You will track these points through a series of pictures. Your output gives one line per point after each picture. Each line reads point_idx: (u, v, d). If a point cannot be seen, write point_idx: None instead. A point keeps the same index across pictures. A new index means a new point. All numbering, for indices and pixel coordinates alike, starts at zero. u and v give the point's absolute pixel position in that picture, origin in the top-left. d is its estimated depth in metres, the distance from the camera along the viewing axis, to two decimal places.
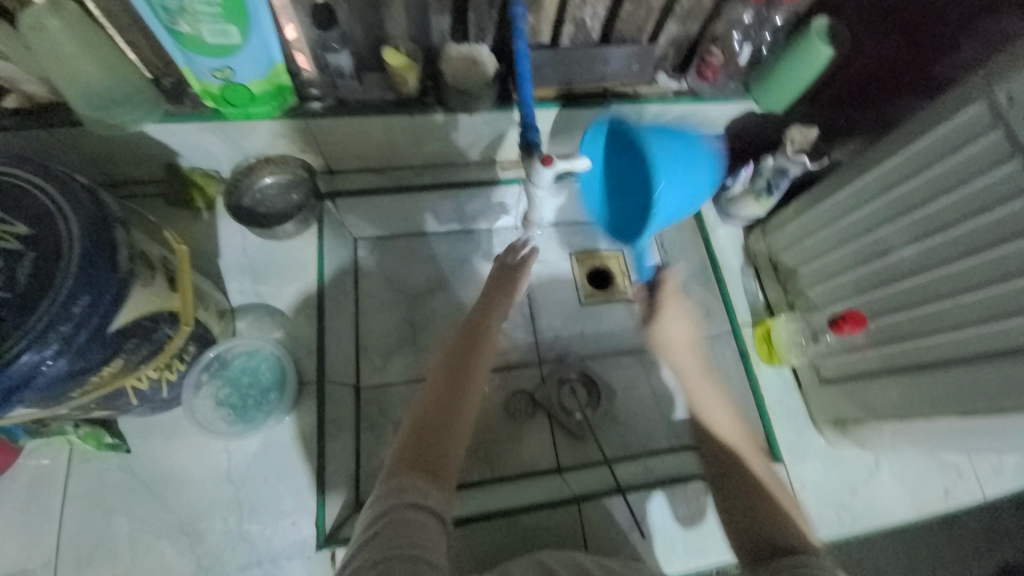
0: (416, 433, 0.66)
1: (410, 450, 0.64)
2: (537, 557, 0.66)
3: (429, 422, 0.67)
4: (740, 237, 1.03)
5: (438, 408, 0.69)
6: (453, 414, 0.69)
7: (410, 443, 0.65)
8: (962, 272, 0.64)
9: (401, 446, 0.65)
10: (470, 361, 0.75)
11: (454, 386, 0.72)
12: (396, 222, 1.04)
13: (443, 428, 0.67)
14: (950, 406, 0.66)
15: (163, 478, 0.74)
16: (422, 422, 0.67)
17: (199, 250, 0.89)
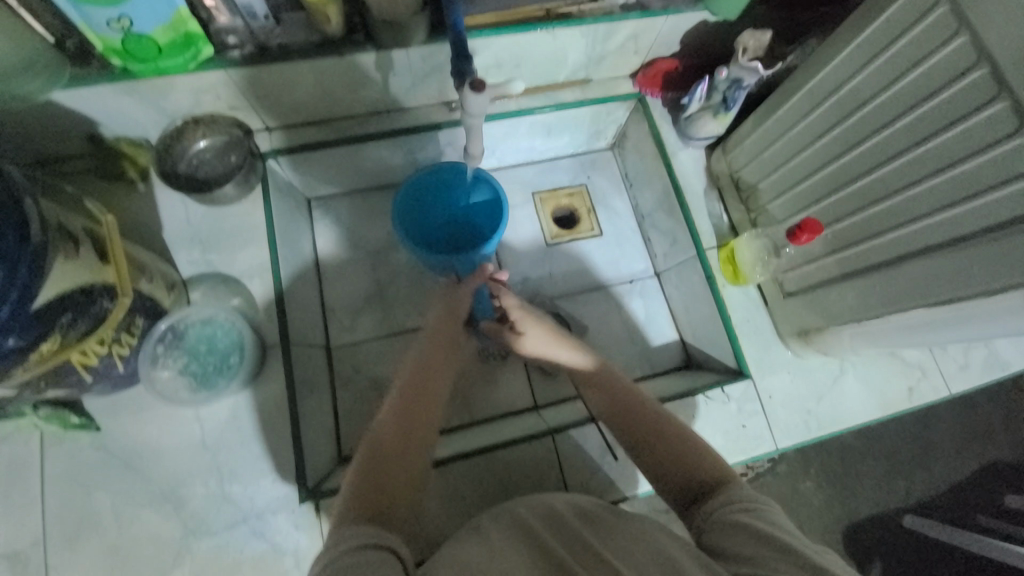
0: (375, 465, 0.57)
1: (367, 489, 0.54)
2: (510, 508, 0.58)
3: (389, 448, 0.59)
4: (702, 158, 1.00)
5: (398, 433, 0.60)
6: (417, 440, 0.60)
7: (369, 477, 0.56)
8: (914, 163, 0.63)
9: (356, 485, 0.55)
10: (430, 381, 0.66)
11: (416, 404, 0.63)
12: (348, 176, 1.01)
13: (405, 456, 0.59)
14: (911, 300, 0.66)
15: (138, 451, 0.75)
16: (381, 451, 0.58)
17: (141, 224, 0.85)
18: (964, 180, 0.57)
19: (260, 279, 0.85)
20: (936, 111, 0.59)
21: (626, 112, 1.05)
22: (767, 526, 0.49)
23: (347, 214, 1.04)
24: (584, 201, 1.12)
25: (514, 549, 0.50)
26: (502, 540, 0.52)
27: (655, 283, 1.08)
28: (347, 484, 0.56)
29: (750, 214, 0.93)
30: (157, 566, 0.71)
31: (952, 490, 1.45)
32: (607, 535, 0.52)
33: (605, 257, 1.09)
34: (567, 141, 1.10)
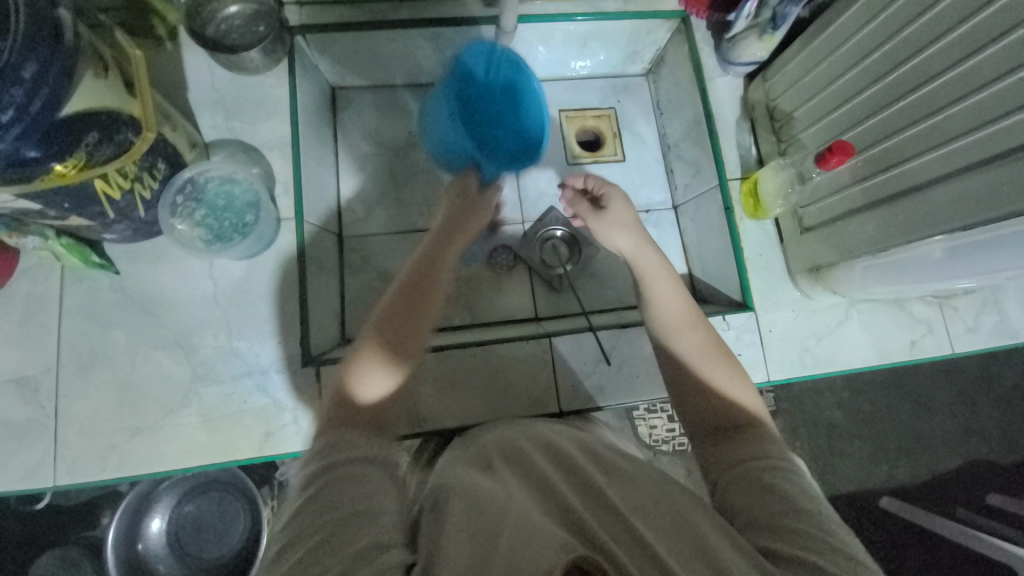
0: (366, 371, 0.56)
1: (354, 394, 0.55)
2: (533, 433, 0.59)
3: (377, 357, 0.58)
4: (739, 87, 0.97)
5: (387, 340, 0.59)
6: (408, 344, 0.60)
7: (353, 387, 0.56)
8: (954, 81, 0.61)
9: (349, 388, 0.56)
10: (426, 293, 0.64)
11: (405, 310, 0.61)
12: (374, 68, 0.99)
13: (386, 357, 0.58)
14: (929, 228, 0.64)
15: (153, 298, 0.78)
16: (374, 353, 0.58)
17: (167, 84, 0.85)
18: (1005, 95, 0.55)
19: (279, 152, 0.86)
20: (990, 20, 0.56)
21: (667, 34, 1.01)
22: (793, 493, 0.48)
23: (370, 109, 1.03)
24: (611, 124, 1.09)
25: (524, 479, 0.49)
26: (509, 474, 0.50)
27: (672, 216, 1.07)
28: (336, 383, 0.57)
29: (781, 145, 0.91)
30: (165, 403, 0.76)
31: (933, 481, 1.46)
32: (620, 477, 0.50)
33: (625, 184, 1.07)
34: (602, 59, 1.07)
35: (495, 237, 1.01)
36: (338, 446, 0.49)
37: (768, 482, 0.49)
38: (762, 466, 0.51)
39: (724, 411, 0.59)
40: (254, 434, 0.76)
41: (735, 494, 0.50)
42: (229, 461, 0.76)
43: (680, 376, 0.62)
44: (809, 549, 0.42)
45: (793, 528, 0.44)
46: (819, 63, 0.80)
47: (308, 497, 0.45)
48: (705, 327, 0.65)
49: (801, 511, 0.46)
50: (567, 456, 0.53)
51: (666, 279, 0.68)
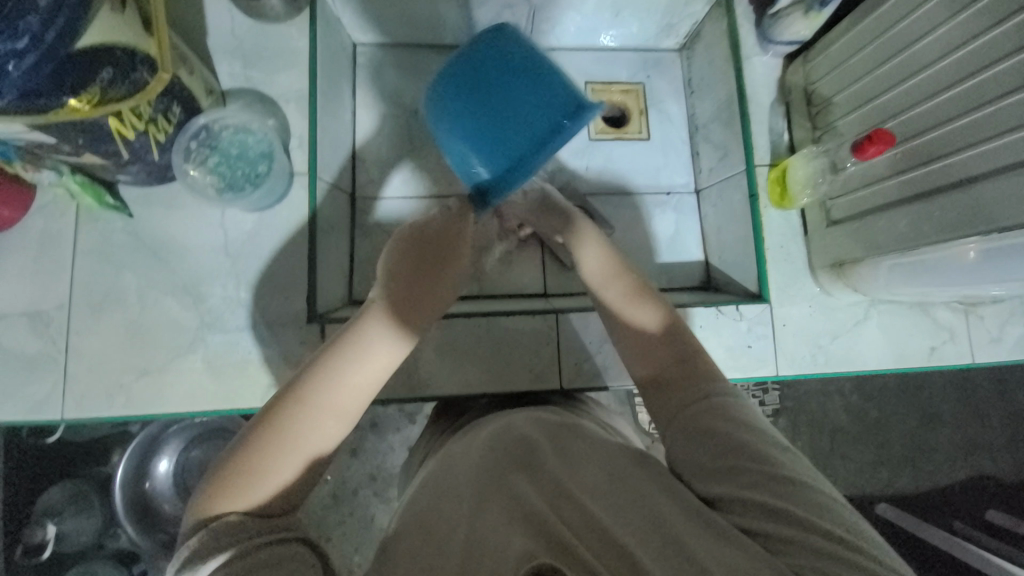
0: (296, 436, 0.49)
1: (274, 467, 0.47)
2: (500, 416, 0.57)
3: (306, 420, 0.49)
4: (777, 68, 0.92)
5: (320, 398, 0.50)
6: (350, 409, 0.52)
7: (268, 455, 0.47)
8: (1010, 70, 0.56)
9: (264, 463, 0.47)
10: (404, 320, 0.58)
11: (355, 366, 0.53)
12: (397, 25, 0.96)
13: (319, 426, 0.50)
14: (963, 230, 0.60)
15: (164, 243, 0.79)
16: (306, 415, 0.49)
17: (186, 27, 0.83)
18: None
19: (296, 105, 0.84)
20: None
21: (706, 7, 0.96)
22: (751, 438, 0.47)
23: (390, 68, 1.00)
24: (638, 100, 1.05)
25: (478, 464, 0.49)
26: (458, 460, 0.52)
27: (692, 201, 1.03)
28: (244, 449, 0.48)
29: (816, 132, 0.87)
30: (172, 348, 0.77)
31: (934, 492, 1.44)
32: (576, 468, 0.47)
33: (647, 164, 1.04)
34: (635, 30, 1.02)
35: None
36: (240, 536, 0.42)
37: (708, 424, 0.49)
38: (710, 414, 0.50)
39: (656, 356, 0.58)
40: (256, 385, 0.77)
41: (686, 450, 0.49)
42: (231, 409, 0.77)
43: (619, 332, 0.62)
44: (760, 488, 0.43)
45: (741, 467, 0.45)
46: (865, 45, 0.75)
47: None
48: (631, 273, 0.65)
49: (743, 445, 0.46)
50: (504, 430, 0.53)
51: (587, 243, 0.68)
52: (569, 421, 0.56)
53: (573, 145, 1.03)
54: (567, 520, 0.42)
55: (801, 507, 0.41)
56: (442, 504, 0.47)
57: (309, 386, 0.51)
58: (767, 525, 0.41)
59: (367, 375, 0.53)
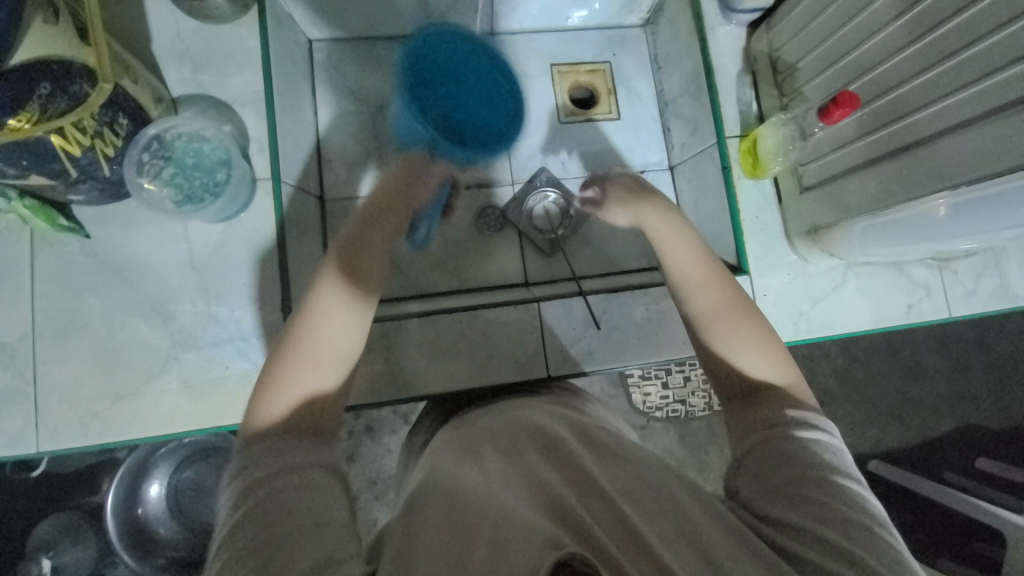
0: (292, 373, 0.55)
1: (280, 404, 0.53)
2: (517, 418, 0.58)
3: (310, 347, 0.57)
4: (741, 37, 0.91)
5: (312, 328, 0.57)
6: (336, 337, 0.58)
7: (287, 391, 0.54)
8: (967, 23, 0.56)
9: (274, 407, 0.53)
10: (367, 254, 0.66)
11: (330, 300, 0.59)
12: (353, 18, 0.93)
13: (314, 363, 0.56)
14: (933, 184, 0.60)
15: (127, 263, 0.76)
16: (297, 352, 0.56)
17: (127, 33, 0.79)
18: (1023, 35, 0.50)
19: (252, 108, 0.81)
20: None
21: None
22: (823, 470, 0.48)
23: (349, 64, 0.97)
24: (605, 79, 1.04)
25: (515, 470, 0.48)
26: (493, 459, 0.51)
27: (668, 177, 1.03)
28: (253, 403, 0.54)
29: (783, 99, 0.86)
30: (145, 370, 0.74)
31: (923, 445, 1.48)
32: (609, 468, 0.48)
33: (619, 144, 1.03)
34: (597, 8, 1.00)
35: (483, 198, 0.97)
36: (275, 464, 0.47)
37: (795, 450, 0.50)
38: (787, 435, 0.52)
39: (740, 364, 0.61)
40: (237, 401, 0.75)
41: (755, 459, 0.51)
42: (214, 428, 0.75)
43: (705, 337, 0.64)
44: (829, 523, 0.43)
45: (812, 499, 0.45)
46: (826, 7, 0.75)
47: (244, 511, 0.43)
48: (723, 283, 0.66)
49: (821, 482, 0.47)
50: (553, 437, 0.52)
51: (683, 246, 0.69)
52: (600, 428, 0.58)
53: (543, 129, 1.01)
54: (594, 513, 0.42)
55: (861, 548, 0.42)
56: (477, 491, 0.45)
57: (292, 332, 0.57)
58: (813, 554, 0.42)
59: (344, 306, 0.60)
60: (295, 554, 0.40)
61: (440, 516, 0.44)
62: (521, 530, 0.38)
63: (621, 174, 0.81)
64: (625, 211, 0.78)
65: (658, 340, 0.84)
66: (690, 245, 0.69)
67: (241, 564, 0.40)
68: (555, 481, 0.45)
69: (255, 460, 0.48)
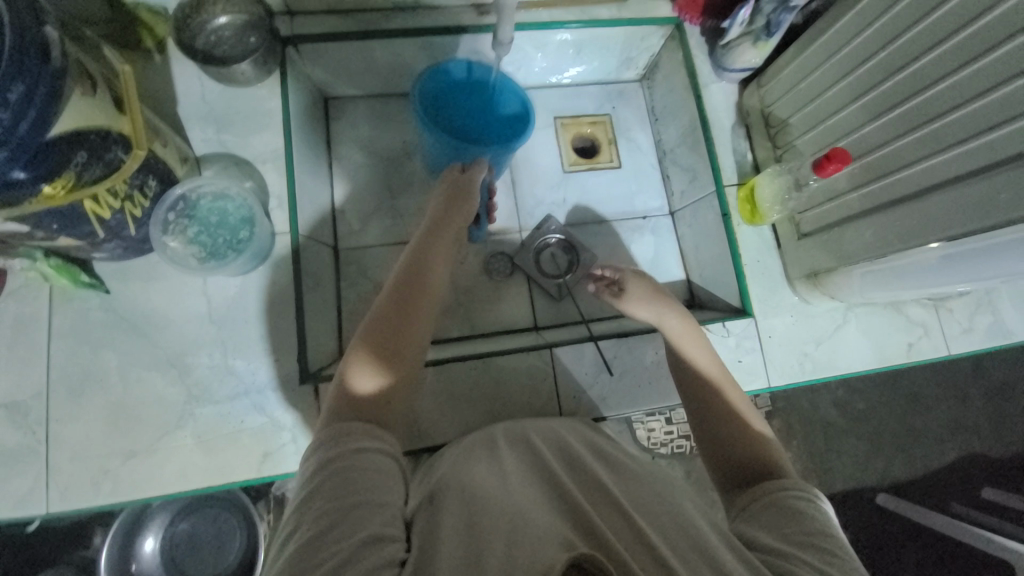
0: (362, 365, 0.58)
1: (350, 390, 0.56)
2: (524, 431, 0.64)
3: (384, 342, 0.61)
4: (733, 92, 0.97)
5: (388, 325, 0.62)
6: (410, 338, 0.62)
7: (362, 382, 0.57)
8: (947, 91, 0.61)
9: (355, 389, 0.57)
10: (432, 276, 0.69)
11: (401, 310, 0.63)
12: (368, 78, 0.99)
13: (393, 357, 0.60)
14: (925, 233, 0.64)
15: (146, 317, 0.77)
16: (369, 350, 0.60)
17: (155, 97, 0.83)
18: (1005, 103, 0.55)
19: (272, 165, 0.84)
20: (988, 28, 0.56)
21: (661, 40, 1.01)
22: (818, 520, 0.51)
23: (363, 119, 1.02)
24: (606, 130, 1.09)
25: (531, 482, 0.51)
26: (518, 468, 0.55)
27: (669, 222, 1.07)
28: (335, 386, 0.58)
29: (777, 151, 0.91)
30: (159, 426, 0.74)
31: (930, 477, 1.47)
32: (628, 485, 0.53)
33: (621, 191, 1.07)
34: (596, 66, 1.07)
35: (492, 245, 1.00)
36: (341, 442, 0.50)
37: (799, 508, 0.52)
38: (785, 492, 0.55)
39: (757, 451, 0.62)
40: (252, 455, 0.75)
41: (756, 514, 0.54)
42: (226, 484, 0.74)
43: (723, 421, 0.66)
44: (832, 566, 0.45)
45: (812, 544, 0.48)
46: (814, 70, 0.81)
47: (312, 486, 0.47)
48: (733, 381, 0.71)
49: (821, 533, 0.49)
50: (581, 460, 0.56)
51: (691, 337, 0.75)
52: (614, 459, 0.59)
53: (548, 176, 1.05)
54: (617, 532, 0.45)
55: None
56: (496, 493, 0.49)
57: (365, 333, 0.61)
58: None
59: (419, 312, 0.64)
60: (349, 529, 0.43)
61: (461, 520, 0.47)
62: (535, 536, 0.42)
63: (642, 275, 0.85)
64: (636, 303, 0.81)
65: (668, 384, 0.85)
66: (696, 332, 0.76)
67: (306, 533, 0.44)
68: (583, 502, 0.47)
69: (333, 434, 0.51)
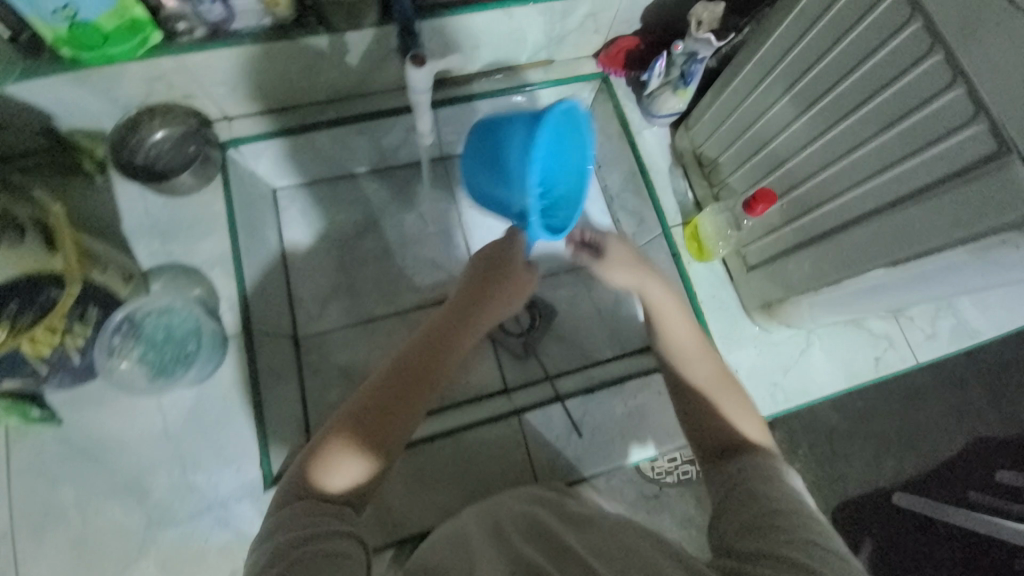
0: (342, 455, 0.53)
1: (327, 476, 0.51)
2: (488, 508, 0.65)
3: (374, 413, 0.57)
4: (666, 136, 1.00)
5: (379, 394, 0.58)
6: (402, 425, 0.57)
7: (335, 466, 0.52)
8: (846, 131, 0.63)
9: (332, 474, 0.52)
10: (452, 352, 0.62)
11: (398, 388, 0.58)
12: (313, 166, 1.01)
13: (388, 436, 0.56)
14: (857, 265, 0.65)
15: (102, 443, 0.76)
16: (363, 425, 0.56)
17: (99, 219, 0.84)
18: (899, 141, 0.56)
19: (221, 269, 0.85)
20: (872, 72, 0.58)
21: (591, 94, 1.05)
22: (781, 499, 0.50)
23: (313, 204, 1.04)
24: None
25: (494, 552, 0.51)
26: (482, 541, 0.54)
27: (626, 264, 1.07)
28: (309, 465, 0.53)
29: (713, 189, 0.92)
30: (122, 557, 0.71)
31: (941, 471, 1.44)
32: (586, 536, 0.53)
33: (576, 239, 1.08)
34: None
35: None
36: (313, 523, 0.47)
37: (759, 492, 0.52)
38: (753, 478, 0.54)
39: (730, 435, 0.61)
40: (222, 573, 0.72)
41: (728, 512, 0.52)
42: None
43: (694, 410, 0.65)
44: (788, 544, 0.45)
45: (775, 528, 0.47)
46: (727, 116, 0.83)
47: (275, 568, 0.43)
48: (714, 357, 0.68)
49: (778, 510, 0.49)
50: (543, 526, 0.56)
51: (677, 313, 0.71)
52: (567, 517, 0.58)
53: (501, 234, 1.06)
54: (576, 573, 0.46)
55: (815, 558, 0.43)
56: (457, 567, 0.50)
57: (363, 402, 0.57)
58: (772, 573, 0.43)
59: (424, 390, 0.60)
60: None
61: None
62: None
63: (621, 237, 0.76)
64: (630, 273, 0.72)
65: (641, 434, 0.85)
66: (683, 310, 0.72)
67: None
68: (538, 558, 0.49)
69: (302, 521, 0.47)
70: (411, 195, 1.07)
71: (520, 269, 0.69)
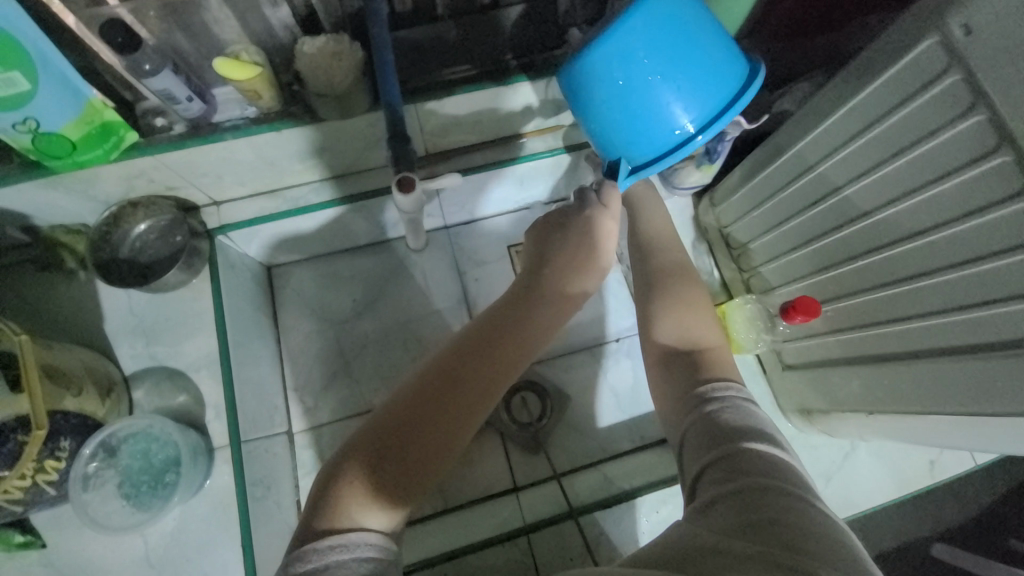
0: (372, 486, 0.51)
1: (364, 478, 0.51)
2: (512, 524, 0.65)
3: (415, 408, 0.56)
4: (689, 208, 0.91)
5: (424, 390, 0.57)
6: (453, 419, 0.56)
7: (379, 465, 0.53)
8: (912, 252, 0.53)
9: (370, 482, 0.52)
10: (485, 365, 0.60)
11: (448, 382, 0.57)
12: (309, 245, 0.95)
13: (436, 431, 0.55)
14: (918, 403, 0.56)
15: (82, 570, 0.71)
16: (399, 431, 0.54)
17: (84, 318, 0.80)
18: (981, 281, 0.47)
19: (207, 371, 0.80)
20: (948, 194, 0.49)
21: None
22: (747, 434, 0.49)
23: (309, 282, 0.98)
24: None
25: None
26: None
27: None
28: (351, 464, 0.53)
29: (743, 273, 0.84)
30: None
31: None
32: None
33: (590, 314, 0.98)
34: (546, 189, 0.99)
35: None
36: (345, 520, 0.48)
37: (726, 422, 0.51)
38: (717, 407, 0.53)
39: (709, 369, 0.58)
40: None
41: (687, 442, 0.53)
42: None
43: (675, 370, 0.61)
44: (741, 491, 0.44)
45: (737, 473, 0.46)
46: (762, 200, 0.74)
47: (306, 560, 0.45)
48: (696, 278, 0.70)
49: (741, 450, 0.48)
50: None
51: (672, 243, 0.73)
52: None
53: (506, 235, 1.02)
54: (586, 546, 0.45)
55: (777, 509, 0.42)
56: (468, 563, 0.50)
57: (409, 396, 0.56)
58: (728, 511, 0.43)
59: (474, 377, 0.59)
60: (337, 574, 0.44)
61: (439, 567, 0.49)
62: None
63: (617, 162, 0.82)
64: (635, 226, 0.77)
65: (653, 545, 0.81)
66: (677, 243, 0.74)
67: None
68: None
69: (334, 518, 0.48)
70: (411, 268, 1.00)
71: (561, 264, 0.70)
